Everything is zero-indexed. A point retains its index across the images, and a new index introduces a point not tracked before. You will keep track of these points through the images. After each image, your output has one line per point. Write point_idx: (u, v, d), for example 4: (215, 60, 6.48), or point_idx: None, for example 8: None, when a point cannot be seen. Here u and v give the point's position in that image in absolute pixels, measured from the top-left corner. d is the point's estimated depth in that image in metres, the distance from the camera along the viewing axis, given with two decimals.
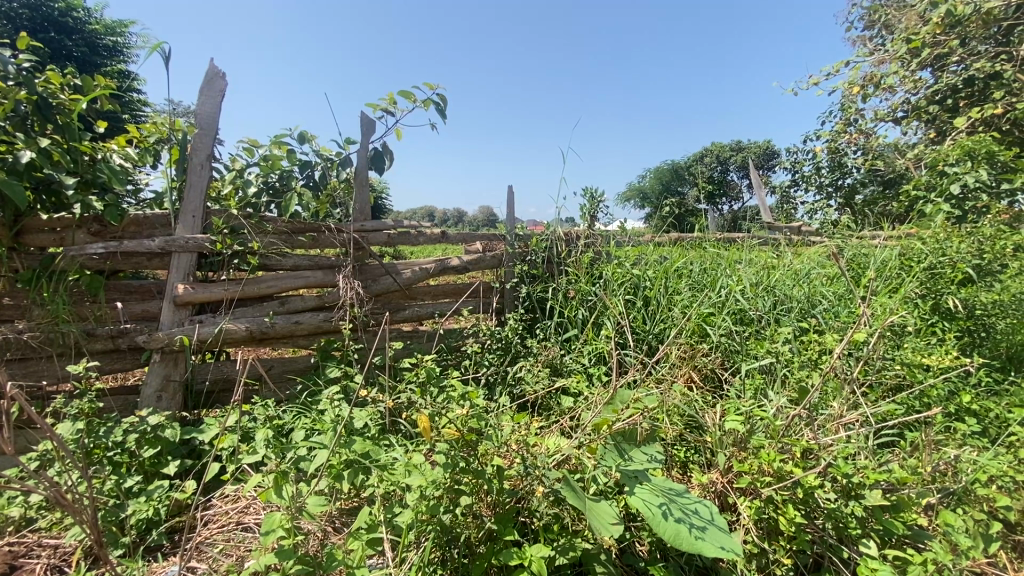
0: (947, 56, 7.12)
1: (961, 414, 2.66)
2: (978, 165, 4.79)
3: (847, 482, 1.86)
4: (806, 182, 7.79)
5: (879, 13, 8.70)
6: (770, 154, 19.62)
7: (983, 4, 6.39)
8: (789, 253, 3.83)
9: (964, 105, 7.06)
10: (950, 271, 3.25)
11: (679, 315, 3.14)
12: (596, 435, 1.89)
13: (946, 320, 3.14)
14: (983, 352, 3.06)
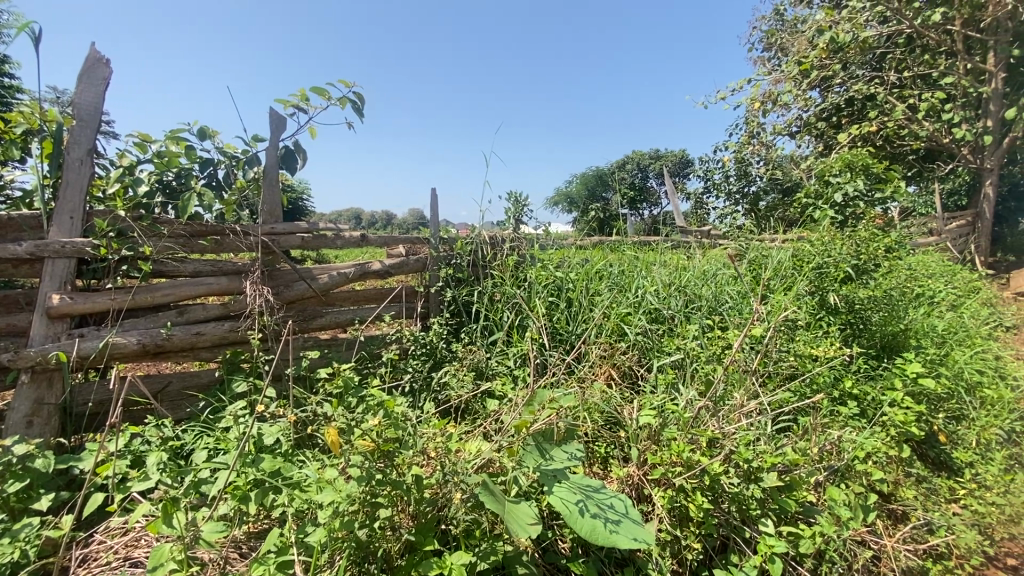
0: (830, 79, 8.46)
1: (848, 398, 2.95)
2: (856, 176, 5.44)
3: (747, 466, 2.00)
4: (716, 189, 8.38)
5: (775, 36, 9.64)
6: (683, 162, 21.03)
7: (859, 35, 7.58)
8: (698, 255, 4.09)
9: (846, 122, 8.47)
10: (834, 270, 3.64)
11: (601, 315, 3.23)
12: (516, 436, 1.90)
13: (831, 314, 3.49)
14: (862, 342, 3.44)
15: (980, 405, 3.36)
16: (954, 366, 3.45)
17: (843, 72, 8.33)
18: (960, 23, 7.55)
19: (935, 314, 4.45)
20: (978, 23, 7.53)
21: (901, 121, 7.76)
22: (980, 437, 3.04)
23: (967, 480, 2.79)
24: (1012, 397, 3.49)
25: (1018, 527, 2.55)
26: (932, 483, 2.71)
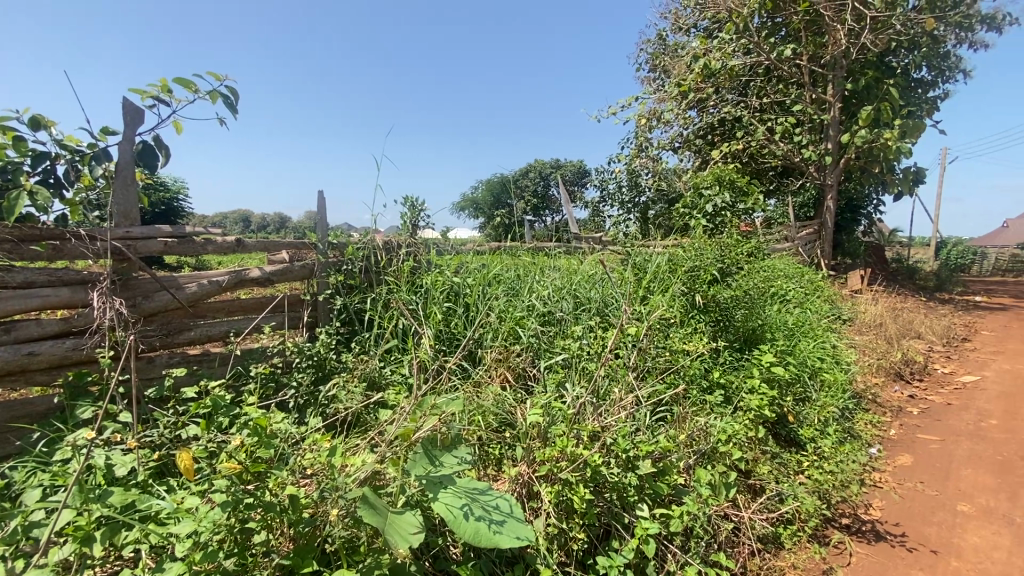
0: (705, 101, 9.57)
1: (716, 387, 3.28)
2: (723, 189, 6.15)
3: (625, 455, 2.16)
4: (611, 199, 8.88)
5: (659, 59, 10.58)
6: (581, 172, 22.20)
7: (727, 64, 8.82)
8: (588, 261, 4.32)
9: (718, 140, 9.79)
10: (703, 273, 4.05)
11: (496, 319, 3.28)
12: (402, 445, 1.88)
13: (701, 313, 3.87)
14: (728, 336, 3.83)
15: (821, 387, 3.91)
16: (800, 356, 3.98)
17: (715, 95, 9.48)
18: (805, 59, 8.81)
19: (787, 310, 5.11)
20: (820, 60, 8.83)
21: (762, 141, 9.14)
22: (819, 415, 3.54)
23: (810, 453, 3.24)
24: (844, 379, 4.11)
25: (847, 489, 3.01)
26: (782, 458, 3.11)
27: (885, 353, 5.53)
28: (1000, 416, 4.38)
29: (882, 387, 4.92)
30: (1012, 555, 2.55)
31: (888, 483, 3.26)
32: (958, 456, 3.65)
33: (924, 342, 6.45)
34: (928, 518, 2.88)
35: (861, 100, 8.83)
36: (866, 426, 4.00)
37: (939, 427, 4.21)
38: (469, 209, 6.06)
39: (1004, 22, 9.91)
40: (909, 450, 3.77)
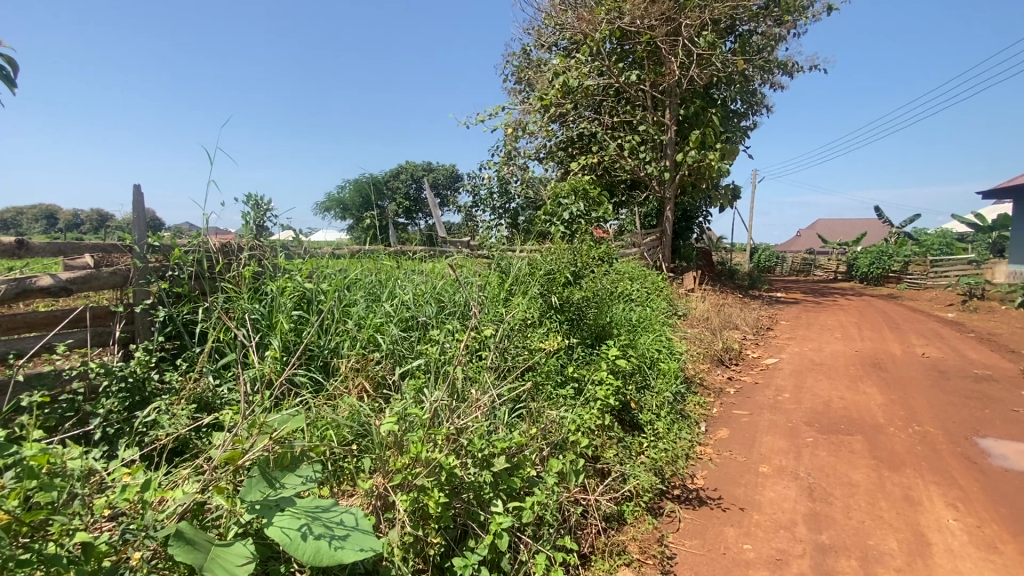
0: (565, 115, 10.30)
1: (570, 382, 3.51)
2: (580, 198, 6.66)
3: (481, 454, 2.22)
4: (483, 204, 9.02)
5: (524, 72, 11.14)
6: (454, 177, 22.43)
7: (583, 83, 9.61)
8: (452, 265, 4.35)
9: (576, 152, 10.61)
10: (559, 275, 4.31)
11: (353, 326, 3.14)
12: (225, 471, 1.76)
13: (558, 313, 4.12)
14: (581, 333, 4.13)
15: (658, 375, 4.42)
16: (641, 349, 4.45)
17: (574, 111, 10.36)
18: (648, 85, 9.94)
19: (633, 308, 5.71)
20: (659, 87, 10.01)
21: (614, 156, 10.11)
22: (657, 400, 4.00)
23: (649, 436, 3.63)
24: (678, 367, 4.70)
25: (678, 464, 3.43)
26: (626, 443, 3.44)
27: (710, 343, 6.44)
28: (791, 390, 5.37)
29: (707, 372, 5.73)
30: (795, 503, 3.13)
31: (710, 454, 3.80)
32: (761, 426, 4.39)
33: (739, 332, 7.65)
34: (738, 481, 3.41)
35: (692, 124, 10.19)
36: (694, 407, 4.62)
37: (749, 403, 5.02)
38: (333, 209, 5.77)
39: (792, 70, 12.20)
40: (726, 424, 4.43)
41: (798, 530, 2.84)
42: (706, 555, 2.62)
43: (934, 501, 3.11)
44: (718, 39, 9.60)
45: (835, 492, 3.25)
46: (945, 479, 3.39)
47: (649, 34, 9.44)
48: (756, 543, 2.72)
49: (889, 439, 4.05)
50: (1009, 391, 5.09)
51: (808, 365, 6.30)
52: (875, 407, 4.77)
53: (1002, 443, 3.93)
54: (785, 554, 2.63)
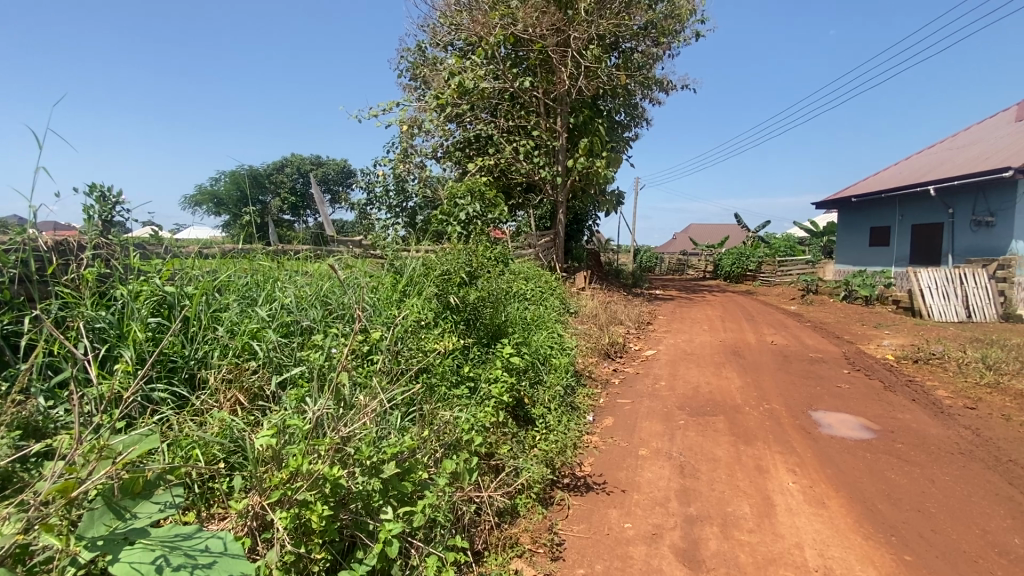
0: (461, 116, 10.37)
1: (464, 382, 3.53)
2: (475, 199, 6.71)
3: (369, 461, 2.14)
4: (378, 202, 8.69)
5: (420, 70, 11.01)
6: (347, 172, 21.47)
7: (478, 85, 9.74)
8: (340, 266, 4.14)
9: (473, 153, 10.72)
10: (454, 275, 4.24)
11: (224, 333, 2.86)
12: (53, 506, 1.45)
13: (453, 313, 4.10)
14: (476, 333, 4.17)
15: (550, 370, 4.61)
16: (534, 346, 4.60)
17: (470, 112, 10.49)
18: (540, 92, 10.31)
19: (527, 307, 5.90)
20: (551, 95, 10.43)
21: (509, 159, 10.35)
22: (548, 395, 4.17)
23: (540, 429, 3.78)
24: (568, 361, 4.94)
25: (567, 454, 3.61)
26: (519, 437, 3.55)
27: (598, 338, 6.88)
28: (667, 378, 5.91)
29: (595, 365, 6.10)
30: (669, 480, 3.45)
31: (596, 442, 4.05)
32: (641, 412, 4.77)
33: (624, 327, 8.25)
34: (621, 465, 3.68)
35: (581, 132, 10.76)
36: (583, 399, 4.89)
37: (631, 391, 5.43)
38: (206, 203, 5.25)
39: (668, 87, 13.40)
40: (611, 413, 4.76)
41: (671, 505, 3.13)
42: (591, 538, 2.79)
43: (778, 468, 3.62)
44: (603, 53, 10.23)
45: (702, 468, 3.64)
46: (787, 448, 3.95)
47: (541, 43, 9.79)
48: (635, 521, 2.96)
49: (745, 417, 4.63)
50: (834, 371, 6.08)
51: (681, 355, 6.97)
52: (734, 390, 5.42)
53: (829, 414, 4.67)
54: (660, 527, 2.89)
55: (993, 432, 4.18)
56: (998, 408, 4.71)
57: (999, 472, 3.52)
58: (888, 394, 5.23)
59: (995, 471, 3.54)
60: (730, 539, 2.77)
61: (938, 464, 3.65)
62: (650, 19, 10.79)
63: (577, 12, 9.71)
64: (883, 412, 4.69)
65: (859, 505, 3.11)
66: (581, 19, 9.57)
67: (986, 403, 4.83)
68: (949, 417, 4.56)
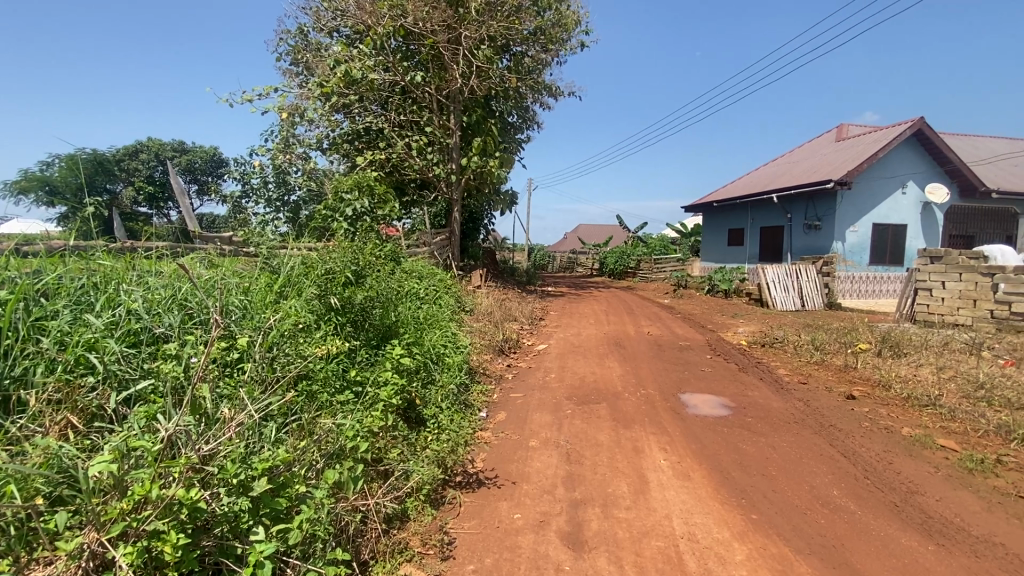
0: (349, 106, 9.95)
1: (350, 387, 3.38)
2: (362, 194, 6.40)
3: (235, 480, 1.96)
4: (255, 194, 7.95)
5: (302, 54, 10.33)
6: (218, 161, 19.42)
7: (367, 75, 9.39)
8: (205, 265, 3.71)
9: (362, 146, 10.33)
10: (338, 275, 4.02)
11: (51, 344, 2.42)
12: None
13: (338, 314, 3.88)
14: (364, 334, 4.00)
15: (443, 369, 4.57)
16: (426, 345, 4.53)
17: (359, 103, 10.09)
18: (432, 88, 10.20)
19: (419, 306, 5.78)
20: (443, 91, 10.36)
21: (401, 154, 10.08)
22: (440, 394, 4.13)
23: (432, 430, 3.73)
24: (461, 359, 4.94)
25: (458, 452, 3.60)
26: (409, 440, 3.47)
27: (492, 334, 6.98)
28: (556, 370, 6.17)
29: (489, 361, 6.19)
30: (556, 468, 3.61)
31: (488, 437, 4.11)
32: (532, 405, 4.93)
33: (517, 323, 8.46)
34: (512, 458, 3.76)
35: (474, 131, 10.83)
36: (477, 395, 4.94)
37: (523, 385, 5.59)
38: (34, 190, 4.46)
39: (556, 93, 13.97)
40: (504, 407, 4.85)
41: (558, 491, 3.28)
42: (482, 532, 2.83)
43: (652, 447, 3.96)
44: (494, 54, 10.37)
45: (586, 454, 3.85)
46: (660, 429, 4.34)
47: (432, 39, 9.67)
48: (524, 511, 3.05)
49: (625, 402, 5.00)
50: (700, 356, 6.80)
51: (570, 348, 7.32)
52: (616, 378, 5.83)
53: (695, 396, 5.22)
54: (547, 514, 3.01)
55: (819, 402, 4.96)
56: (823, 382, 5.61)
57: (823, 436, 4.20)
58: (741, 375, 5.98)
59: (820, 435, 4.20)
60: (610, 518, 2.97)
61: (779, 433, 4.25)
62: (539, 25, 11.13)
63: (468, 11, 9.69)
64: (738, 391, 5.36)
65: (717, 475, 3.52)
66: (471, 18, 9.58)
67: (814, 378, 5.73)
68: (788, 391, 5.34)
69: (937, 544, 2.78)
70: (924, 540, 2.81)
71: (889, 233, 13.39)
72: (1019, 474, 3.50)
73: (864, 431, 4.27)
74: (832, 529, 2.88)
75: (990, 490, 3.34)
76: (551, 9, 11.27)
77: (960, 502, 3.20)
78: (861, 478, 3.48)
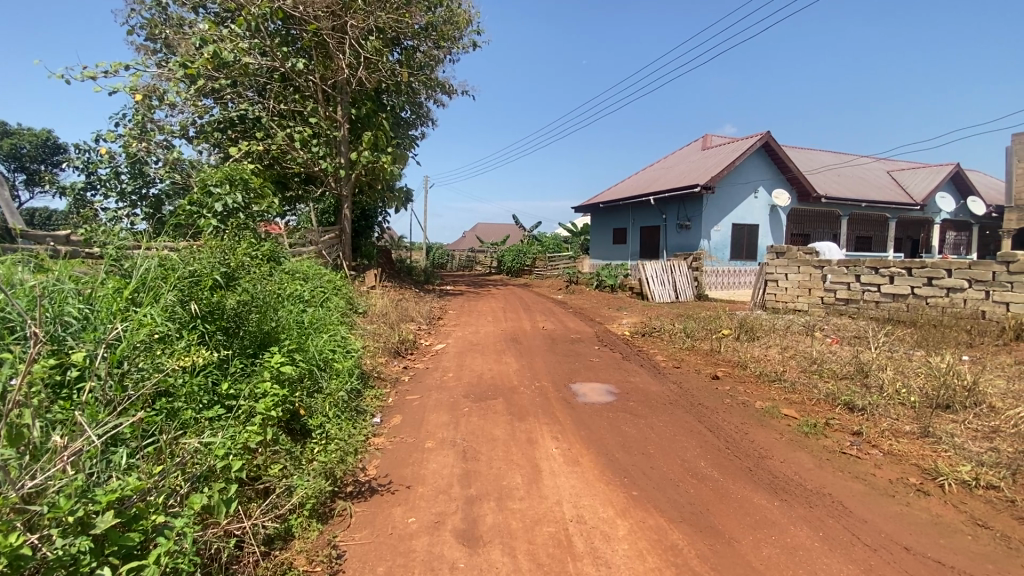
0: (219, 92, 9.13)
1: (221, 402, 3.07)
2: (235, 188, 5.80)
3: (72, 516, 1.70)
4: (103, 186, 6.89)
5: (159, 29, 9.17)
6: (54, 147, 16.57)
7: (239, 58, 8.60)
8: (30, 269, 3.14)
9: (238, 136, 9.51)
10: (204, 279, 3.65)
11: None
12: None
13: (206, 320, 3.51)
14: (238, 342, 3.66)
15: (331, 376, 4.34)
16: (310, 352, 4.27)
17: (231, 89, 9.24)
18: (317, 77, 9.64)
19: (304, 310, 5.43)
20: (328, 81, 9.85)
21: (283, 146, 9.35)
22: (327, 403, 3.92)
23: (319, 441, 3.53)
24: (351, 364, 4.73)
25: (348, 462, 3.45)
26: (292, 454, 3.25)
27: (388, 336, 6.79)
28: (454, 369, 6.16)
29: (385, 364, 6.02)
30: (452, 467, 3.61)
31: (382, 443, 3.99)
32: (429, 405, 4.88)
33: (414, 324, 8.30)
34: (406, 461, 3.69)
35: (364, 125, 10.41)
36: (370, 401, 4.77)
37: (419, 387, 5.50)
38: None
39: (450, 90, 13.89)
40: (400, 410, 4.75)
41: (453, 490, 3.28)
42: (374, 541, 2.73)
43: (544, 438, 4.12)
44: (383, 47, 10.01)
45: (481, 449, 3.90)
46: (552, 419, 4.53)
47: (314, 24, 9.13)
48: (418, 514, 3.00)
49: (520, 396, 5.14)
50: (589, 348, 7.21)
51: (467, 346, 7.35)
52: (512, 373, 5.97)
53: (585, 385, 5.53)
54: (442, 515, 2.99)
55: (690, 384, 5.51)
56: (693, 365, 6.26)
57: (693, 413, 4.68)
58: (625, 363, 6.45)
59: (690, 413, 4.68)
60: (504, 510, 3.04)
61: (656, 414, 4.65)
62: (430, 21, 10.95)
63: None
64: (623, 378, 5.77)
65: (602, 458, 3.76)
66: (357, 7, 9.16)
67: (687, 362, 6.36)
68: (664, 375, 5.89)
69: (782, 499, 3.23)
70: (772, 497, 3.25)
71: (745, 232, 15.26)
72: (842, 433, 4.19)
73: (725, 406, 4.83)
74: (699, 497, 3.22)
75: (820, 449, 3.96)
76: (442, 6, 11.14)
77: (799, 462, 3.75)
78: (723, 448, 3.94)
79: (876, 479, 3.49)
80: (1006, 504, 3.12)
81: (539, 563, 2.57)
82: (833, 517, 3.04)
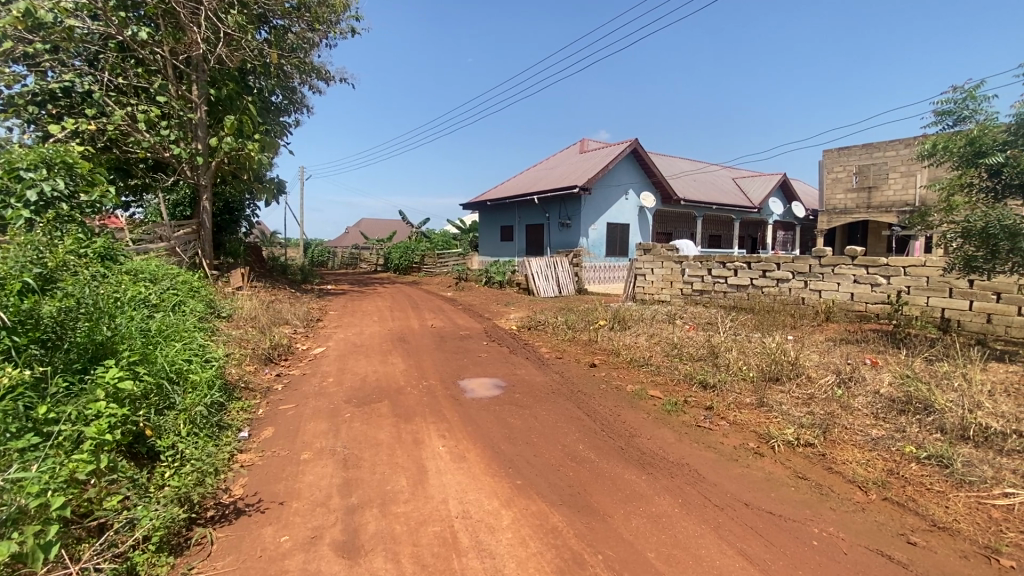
0: (35, 59, 7.62)
1: (36, 429, 2.57)
2: (54, 174, 4.78)
3: None
4: None
5: None
6: None
7: (60, 18, 7.26)
8: None
9: (63, 112, 8.02)
10: (9, 282, 3.01)
11: None
12: None
13: (15, 331, 2.91)
14: (59, 356, 3.09)
15: (186, 390, 3.85)
16: (156, 363, 3.75)
17: (51, 56, 7.76)
18: (166, 50, 8.48)
19: (152, 316, 4.75)
20: (180, 56, 8.71)
21: (123, 127, 8.06)
22: (180, 420, 3.48)
23: (169, 464, 3.12)
24: (212, 375, 4.24)
25: (207, 484, 3.10)
26: (135, 481, 2.84)
27: (257, 341, 6.22)
28: (335, 373, 5.83)
29: (255, 373, 5.52)
30: (331, 477, 3.42)
31: (251, 459, 3.64)
32: (306, 414, 4.57)
33: (290, 327, 7.71)
34: (279, 477, 3.41)
35: (226, 108, 9.39)
36: (236, 414, 4.34)
37: (295, 395, 5.12)
38: None
39: (327, 77, 13.06)
40: (272, 422, 4.38)
41: (332, 502, 3.10)
42: (241, 567, 2.49)
43: (430, 437, 4.08)
44: (248, 23, 9.10)
45: (364, 455, 3.74)
46: (439, 418, 4.50)
47: None
48: (293, 531, 2.80)
49: (406, 397, 5.03)
50: (477, 344, 7.28)
51: (350, 349, 7.00)
52: (398, 373, 5.82)
53: (471, 380, 5.58)
54: (320, 529, 2.82)
55: (571, 373, 5.84)
56: (574, 355, 6.64)
57: (573, 401, 4.95)
58: (511, 356, 6.63)
59: (570, 401, 4.95)
60: (387, 516, 2.96)
61: (539, 404, 4.85)
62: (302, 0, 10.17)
63: None
64: (509, 372, 5.93)
65: (488, 451, 3.83)
66: None
67: (568, 353, 6.72)
68: (547, 366, 6.16)
69: (648, 473, 3.57)
70: (640, 472, 3.57)
71: (618, 231, 16.53)
72: (697, 409, 4.74)
73: (601, 392, 5.20)
74: (577, 479, 3.43)
75: (680, 424, 4.44)
76: None
77: (662, 437, 4.16)
78: (598, 431, 4.23)
79: (723, 447, 4.00)
80: (818, 457, 3.76)
81: (424, 565, 2.54)
82: (689, 484, 3.43)
